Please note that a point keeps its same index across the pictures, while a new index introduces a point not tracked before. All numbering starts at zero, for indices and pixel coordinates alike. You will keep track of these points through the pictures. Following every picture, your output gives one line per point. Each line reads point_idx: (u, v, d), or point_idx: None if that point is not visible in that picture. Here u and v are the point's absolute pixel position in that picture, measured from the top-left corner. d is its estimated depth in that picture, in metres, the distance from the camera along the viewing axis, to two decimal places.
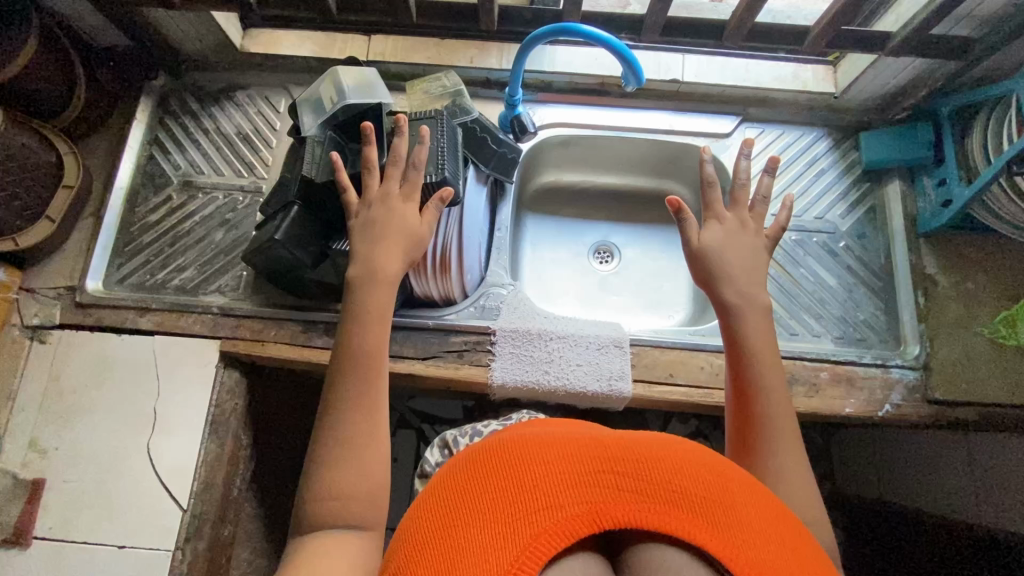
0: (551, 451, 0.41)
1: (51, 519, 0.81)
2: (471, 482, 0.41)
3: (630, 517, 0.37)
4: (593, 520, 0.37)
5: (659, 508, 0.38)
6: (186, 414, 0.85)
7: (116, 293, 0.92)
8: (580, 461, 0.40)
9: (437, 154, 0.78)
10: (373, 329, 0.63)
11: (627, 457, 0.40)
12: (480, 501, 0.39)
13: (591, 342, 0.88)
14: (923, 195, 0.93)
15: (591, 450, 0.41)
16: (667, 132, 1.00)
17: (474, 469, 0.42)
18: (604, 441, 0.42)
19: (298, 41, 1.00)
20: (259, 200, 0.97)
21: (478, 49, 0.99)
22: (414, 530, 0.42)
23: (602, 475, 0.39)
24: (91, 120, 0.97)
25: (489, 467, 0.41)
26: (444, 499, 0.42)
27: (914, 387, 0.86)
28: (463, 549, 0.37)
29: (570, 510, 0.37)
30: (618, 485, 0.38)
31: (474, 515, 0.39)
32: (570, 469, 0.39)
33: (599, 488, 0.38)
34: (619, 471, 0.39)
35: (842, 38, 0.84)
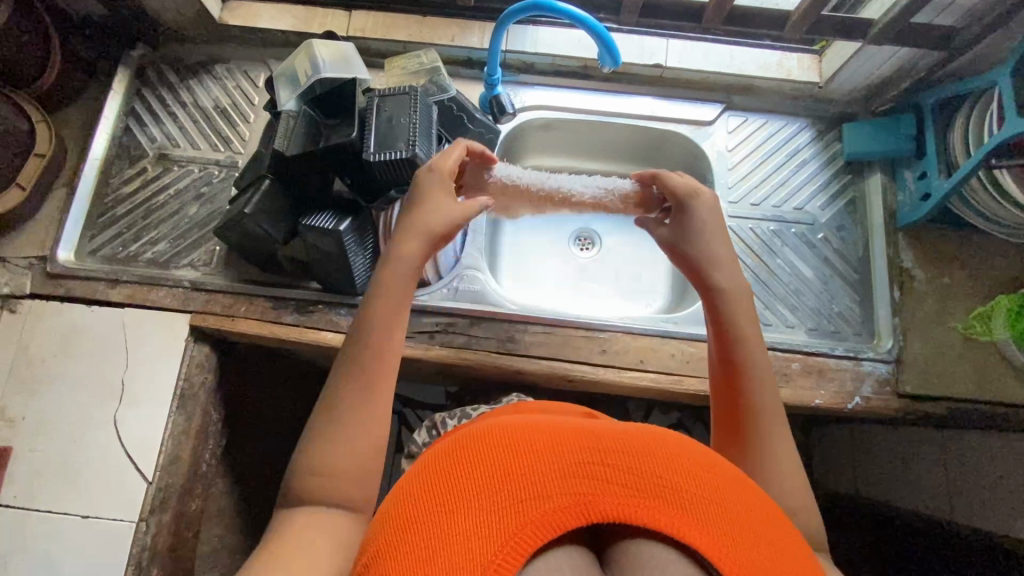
0: (538, 443, 0.41)
1: (16, 487, 0.81)
2: (453, 469, 0.41)
3: (619, 512, 0.37)
4: (583, 513, 0.37)
5: (648, 501, 0.38)
6: (155, 386, 0.85)
7: (88, 264, 0.91)
8: (571, 454, 0.40)
9: (408, 130, 0.77)
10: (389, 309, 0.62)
11: (615, 449, 0.40)
12: (467, 489, 0.39)
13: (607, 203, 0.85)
14: (903, 189, 0.92)
15: (577, 442, 0.41)
16: (649, 117, 0.99)
17: (463, 454, 0.42)
18: (591, 435, 0.42)
19: (278, 14, 0.99)
20: (235, 174, 0.96)
21: (459, 27, 0.97)
22: (395, 512, 0.42)
23: (591, 467, 0.39)
24: (66, 92, 0.96)
25: (475, 454, 0.41)
26: (425, 482, 0.42)
27: (885, 381, 0.86)
28: (446, 536, 0.37)
29: (557, 503, 0.37)
30: (609, 479, 0.39)
31: (461, 502, 0.39)
32: (560, 461, 0.39)
33: (588, 481, 0.38)
34: (607, 464, 0.39)
35: (823, 24, 0.83)
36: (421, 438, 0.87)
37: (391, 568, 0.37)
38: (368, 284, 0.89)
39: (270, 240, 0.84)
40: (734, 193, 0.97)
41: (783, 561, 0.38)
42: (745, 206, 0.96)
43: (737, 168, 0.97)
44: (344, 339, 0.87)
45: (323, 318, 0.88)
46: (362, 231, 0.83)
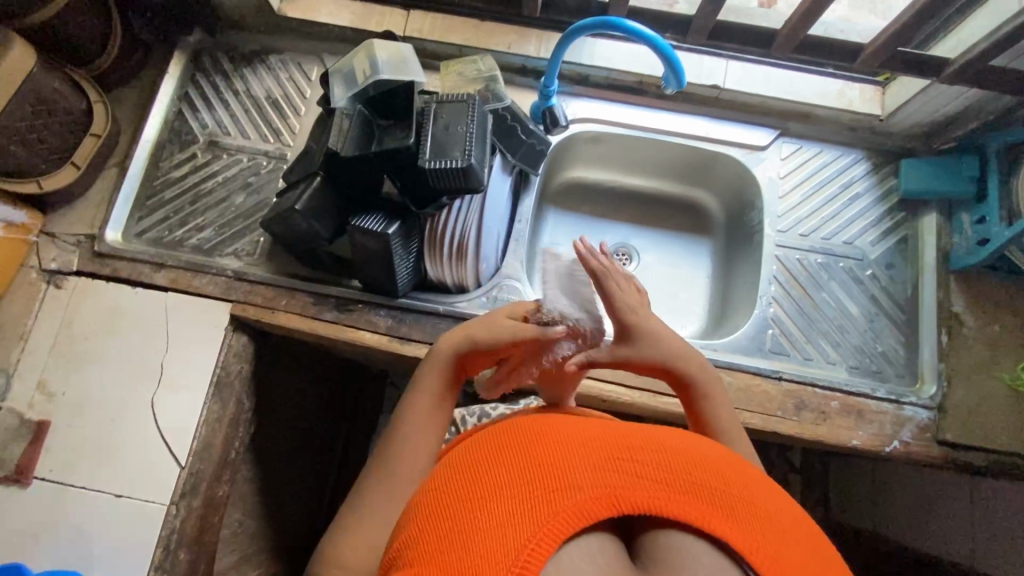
0: (570, 443, 0.44)
1: (52, 461, 0.83)
2: (488, 466, 0.45)
3: (648, 503, 0.39)
4: (613, 503, 0.39)
5: (675, 492, 0.40)
6: (193, 372, 0.86)
7: (133, 246, 0.92)
8: (602, 450, 0.43)
9: (464, 139, 0.77)
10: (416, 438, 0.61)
11: (643, 448, 0.44)
12: (503, 480, 0.43)
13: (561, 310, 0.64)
14: (959, 232, 0.90)
15: (608, 443, 0.44)
16: (701, 138, 0.97)
17: (499, 452, 0.46)
18: (620, 435, 0.45)
19: (336, 9, 0.99)
20: (282, 166, 0.96)
21: (516, 34, 0.96)
22: (432, 503, 0.45)
23: (621, 463, 0.42)
24: (122, 71, 0.97)
25: (514, 452, 0.45)
26: (462, 477, 0.45)
27: (925, 426, 0.84)
28: (481, 524, 0.39)
29: (589, 493, 0.40)
30: (638, 474, 0.41)
31: (497, 492, 0.42)
32: (591, 458, 0.42)
33: (618, 474, 0.41)
34: (636, 461, 0.42)
35: (896, 59, 0.81)
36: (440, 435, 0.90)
37: (429, 554, 0.40)
38: (408, 287, 0.89)
39: (316, 236, 0.85)
40: (783, 222, 0.95)
41: (803, 555, 0.40)
42: (794, 236, 0.94)
43: (788, 196, 0.96)
44: (381, 340, 0.87)
45: (362, 317, 0.88)
46: (408, 237, 0.82)
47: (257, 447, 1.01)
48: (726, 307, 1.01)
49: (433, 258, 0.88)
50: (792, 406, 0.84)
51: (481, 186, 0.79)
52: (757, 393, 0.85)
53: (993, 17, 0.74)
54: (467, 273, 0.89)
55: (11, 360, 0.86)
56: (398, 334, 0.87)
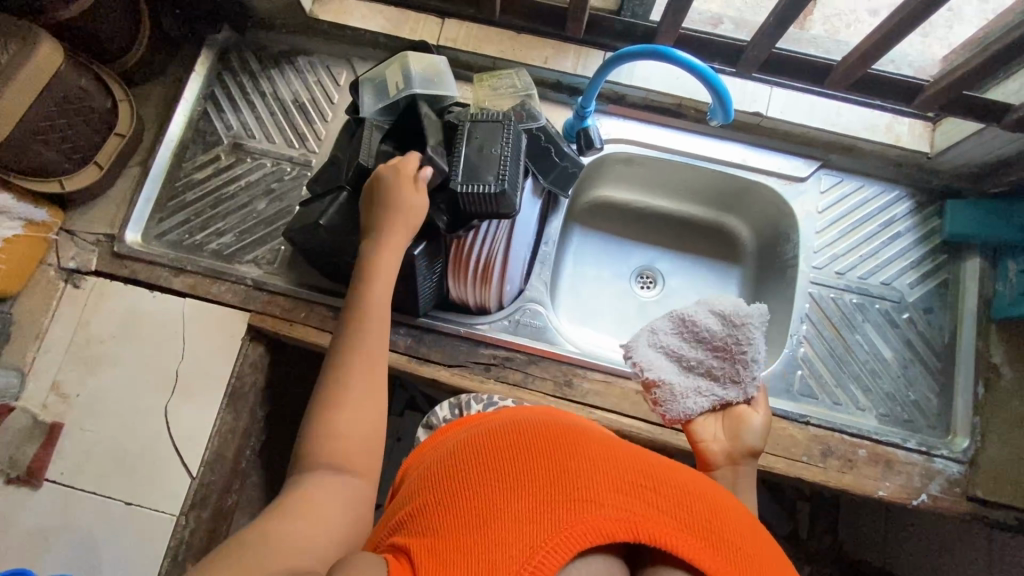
0: (594, 456, 0.43)
1: (63, 464, 0.82)
2: (509, 454, 0.44)
3: (665, 538, 0.38)
4: (632, 528, 0.37)
5: (691, 535, 0.38)
6: (208, 381, 0.85)
7: (153, 248, 0.91)
8: (625, 475, 0.42)
9: (498, 162, 0.74)
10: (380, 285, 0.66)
11: (667, 482, 0.42)
12: (521, 477, 0.41)
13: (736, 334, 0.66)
14: (1003, 279, 0.87)
15: (633, 468, 0.43)
16: (739, 166, 0.94)
17: (519, 449, 0.45)
18: (643, 465, 0.44)
19: (369, 13, 0.95)
20: (307, 174, 0.94)
21: (553, 49, 0.92)
22: (445, 484, 0.44)
23: (642, 492, 0.40)
24: (148, 68, 0.95)
25: (536, 450, 0.44)
26: (482, 461, 0.44)
27: (956, 481, 0.81)
28: (496, 508, 0.39)
29: (609, 513, 0.38)
30: (658, 505, 0.40)
31: (514, 487, 0.40)
32: (614, 477, 0.41)
33: (640, 501, 0.39)
34: (658, 493, 0.41)
35: (955, 103, 0.77)
36: (443, 412, 0.77)
37: (441, 532, 0.39)
38: (429, 306, 0.87)
39: (339, 251, 0.82)
40: (820, 258, 0.92)
41: None
42: (829, 273, 0.91)
43: (825, 231, 0.92)
44: (399, 359, 0.85)
45: None
46: (434, 256, 0.80)
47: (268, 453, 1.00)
48: None
49: (457, 276, 0.85)
50: (818, 452, 0.82)
51: (514, 211, 0.76)
52: (782, 437, 0.82)
53: None
54: (490, 293, 0.87)
55: (25, 360, 0.85)
56: (416, 355, 0.85)
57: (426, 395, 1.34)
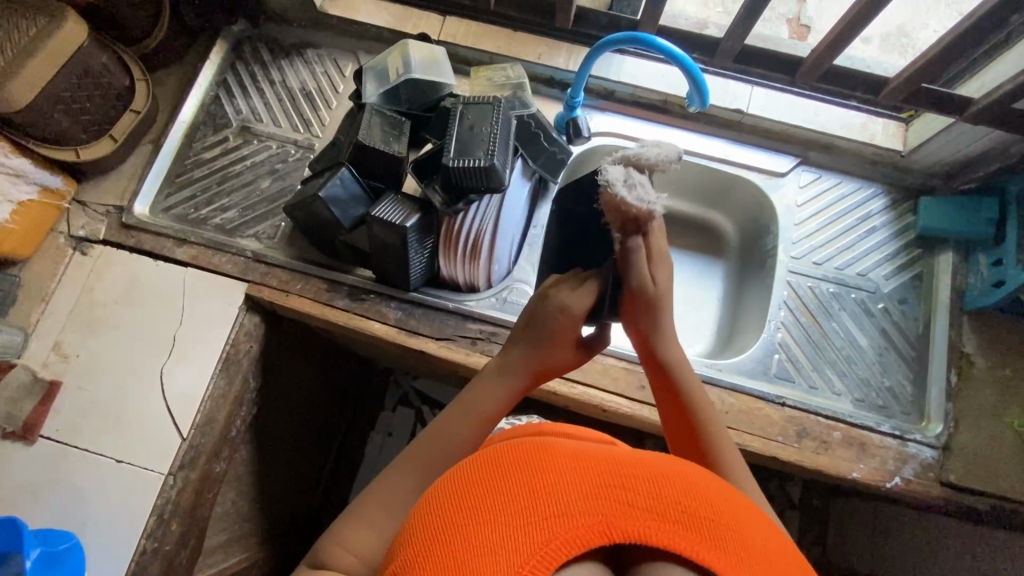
0: (557, 458, 0.38)
1: (59, 422, 0.84)
2: (474, 473, 0.39)
3: (641, 533, 0.34)
4: (605, 532, 0.34)
5: (668, 523, 0.35)
6: (203, 347, 0.88)
7: (159, 220, 0.95)
8: (591, 471, 0.37)
9: (488, 140, 0.78)
10: (461, 425, 0.62)
11: (639, 473, 0.37)
12: (484, 502, 0.37)
13: (645, 201, 0.61)
14: (975, 272, 0.90)
15: (599, 461, 0.38)
16: (721, 160, 0.99)
17: (479, 469, 0.40)
18: (611, 455, 0.39)
19: (375, 10, 1.02)
20: (310, 156, 0.99)
21: (547, 46, 0.98)
22: (417, 518, 0.40)
23: (612, 490, 0.36)
24: (167, 54, 1.02)
25: (495, 464, 0.39)
26: (446, 490, 0.40)
27: (929, 465, 0.82)
28: (467, 543, 0.35)
29: (580, 519, 0.34)
30: (631, 502, 0.36)
31: (477, 515, 0.36)
32: (580, 477, 0.37)
33: (611, 499, 0.36)
34: (630, 488, 0.36)
35: (919, 96, 0.81)
36: None
37: None
38: (420, 282, 0.90)
39: (336, 225, 0.86)
40: (798, 249, 0.95)
41: None
42: (807, 263, 0.94)
43: (805, 224, 0.96)
44: (389, 331, 0.89)
45: (373, 308, 0.90)
46: (426, 231, 0.85)
47: (258, 428, 1.02)
48: (734, 331, 1.00)
49: (448, 254, 0.89)
50: (794, 433, 0.84)
51: (503, 187, 0.80)
52: (758, 416, 0.84)
53: (1019, 61, 0.74)
54: (479, 272, 0.90)
55: (30, 321, 0.88)
56: (405, 327, 0.88)
57: (418, 390, 1.37)
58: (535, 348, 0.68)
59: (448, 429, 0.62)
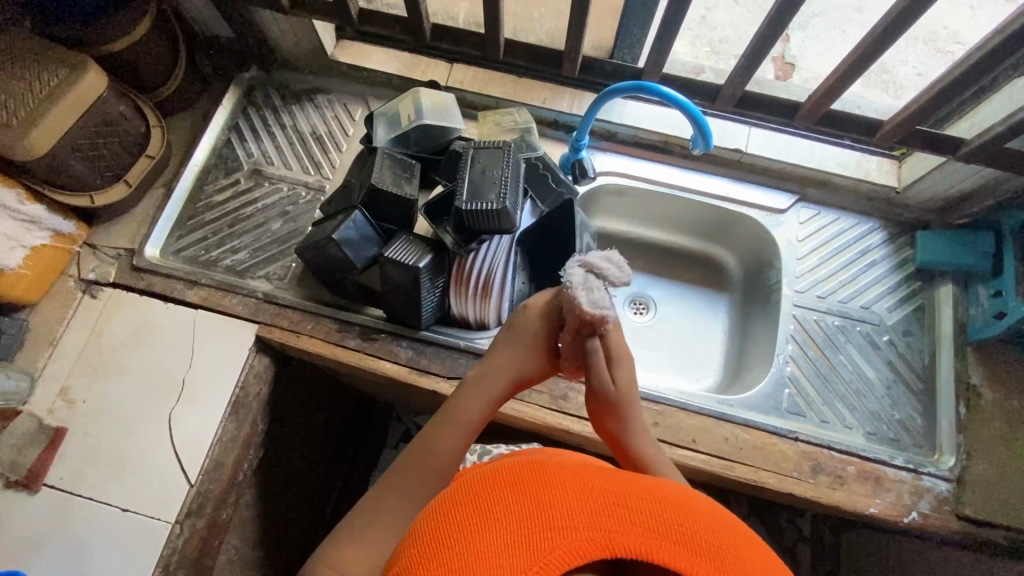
0: (565, 478, 0.39)
1: (63, 470, 0.83)
2: (484, 488, 0.41)
3: (643, 549, 0.34)
4: (608, 546, 0.35)
5: (668, 542, 0.35)
6: (213, 389, 0.87)
7: (170, 262, 0.95)
8: (597, 491, 0.38)
9: (500, 183, 0.80)
10: (451, 438, 0.65)
11: (643, 496, 0.38)
12: (493, 514, 0.38)
13: (599, 306, 0.66)
14: (975, 303, 0.91)
15: (606, 483, 0.39)
16: (723, 198, 1.01)
17: (490, 484, 0.41)
18: (618, 477, 0.40)
19: (385, 57, 1.06)
20: (320, 198, 1.01)
21: (551, 90, 1.02)
22: (426, 530, 0.41)
23: (616, 507, 0.37)
24: (181, 100, 1.04)
25: (505, 479, 0.40)
26: (457, 500, 0.41)
27: (944, 499, 0.82)
28: (475, 550, 0.36)
29: (584, 533, 0.35)
30: (633, 520, 0.36)
31: (486, 527, 0.37)
32: (587, 497, 0.37)
33: (615, 516, 0.36)
34: (633, 507, 0.37)
35: (914, 137, 0.84)
36: None
37: None
38: (431, 321, 0.91)
39: (348, 265, 0.87)
40: (801, 283, 0.97)
41: None
42: (811, 296, 0.96)
43: (806, 259, 0.98)
44: (401, 371, 0.89)
45: (385, 347, 0.90)
46: (437, 271, 0.86)
47: (263, 472, 1.00)
48: (741, 365, 1.01)
49: (459, 292, 0.89)
50: (808, 468, 0.83)
51: (514, 228, 0.82)
52: (772, 452, 0.84)
53: (1008, 103, 0.77)
54: (490, 310, 0.91)
55: (37, 366, 0.87)
56: (416, 367, 0.89)
57: (419, 427, 1.34)
58: (520, 357, 0.72)
59: (439, 442, 0.64)
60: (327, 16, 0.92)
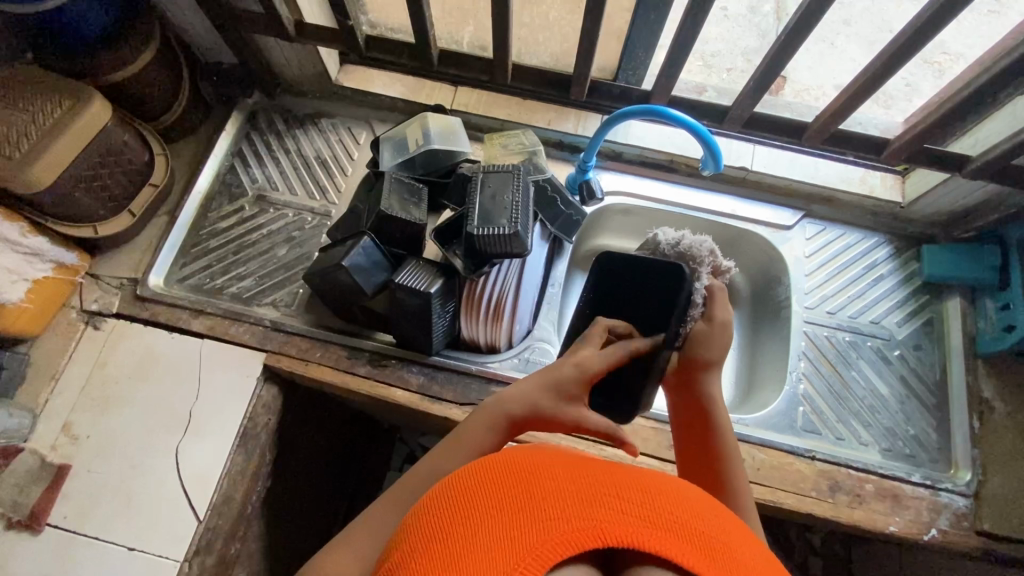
0: (554, 469, 0.36)
1: (67, 508, 0.80)
2: (468, 478, 0.37)
3: (635, 538, 0.31)
4: (597, 535, 0.31)
5: (662, 531, 0.32)
6: (220, 421, 0.85)
7: (174, 291, 0.94)
8: (585, 481, 0.35)
9: (511, 207, 0.80)
10: (456, 458, 0.60)
11: (634, 486, 0.35)
12: (475, 511, 0.34)
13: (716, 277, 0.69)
14: (983, 317, 0.92)
15: (596, 474, 0.36)
16: (729, 215, 1.02)
17: (471, 480, 0.37)
18: (605, 468, 0.37)
19: (389, 81, 1.06)
20: (326, 223, 1.00)
21: (556, 112, 1.03)
22: (409, 524, 0.37)
23: (606, 496, 0.33)
24: (184, 127, 1.04)
25: (488, 475, 0.37)
26: (436, 501, 0.37)
27: (964, 515, 0.81)
28: (454, 551, 0.32)
29: (573, 523, 0.32)
30: (624, 508, 0.33)
31: (466, 526, 0.33)
32: (575, 487, 0.34)
33: (606, 504, 0.33)
34: (623, 497, 0.34)
35: (919, 155, 0.85)
36: None
37: None
38: (442, 346, 0.90)
39: (358, 291, 0.86)
40: (810, 299, 0.97)
41: None
42: (821, 312, 0.96)
43: (815, 275, 0.98)
44: (412, 398, 0.87)
45: (395, 374, 0.89)
46: (448, 296, 0.85)
47: (271, 502, 0.98)
48: (752, 383, 1.01)
49: (469, 316, 0.89)
50: (826, 487, 0.83)
51: (526, 251, 0.81)
52: (790, 472, 0.83)
53: (1011, 122, 0.78)
54: (501, 332, 0.90)
55: (39, 401, 0.85)
56: (428, 394, 0.87)
57: (425, 448, 1.34)
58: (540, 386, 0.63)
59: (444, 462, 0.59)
60: (333, 43, 0.92)
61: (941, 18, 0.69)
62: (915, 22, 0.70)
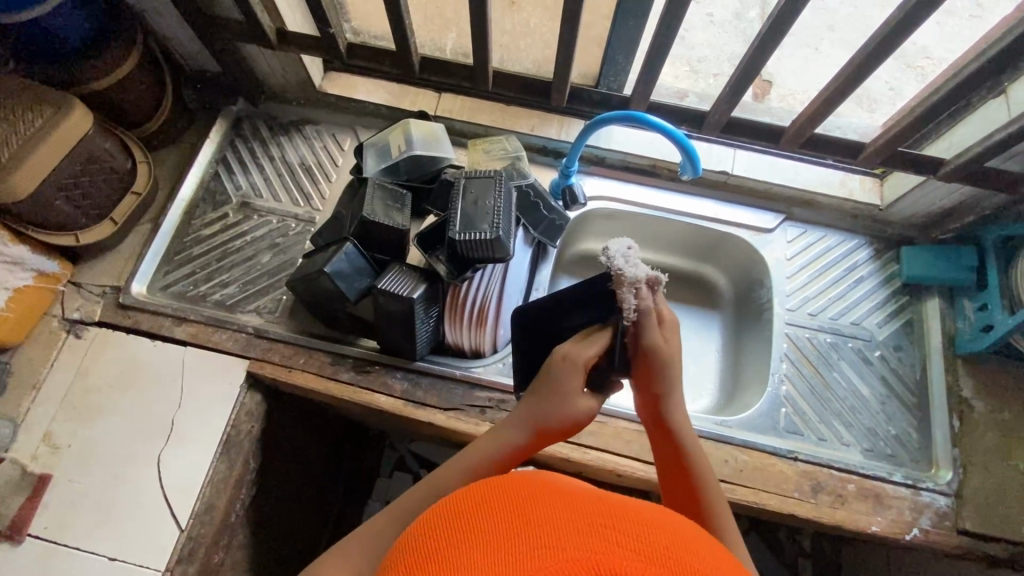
0: (557, 496, 0.35)
1: (48, 518, 0.80)
2: (468, 500, 0.37)
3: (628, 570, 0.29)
4: (590, 566, 0.30)
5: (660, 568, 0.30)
6: (203, 428, 0.85)
7: (158, 299, 0.94)
8: (582, 510, 0.34)
9: (492, 213, 0.80)
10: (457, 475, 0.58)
11: (635, 520, 0.33)
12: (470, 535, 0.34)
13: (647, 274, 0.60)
14: (962, 317, 0.93)
15: (598, 504, 0.35)
16: (712, 219, 1.03)
17: (470, 502, 0.37)
18: (608, 498, 0.36)
19: (373, 88, 1.07)
20: (310, 229, 1.00)
21: (539, 118, 1.04)
22: (407, 541, 0.37)
23: (603, 527, 0.32)
24: (168, 134, 1.04)
25: (487, 500, 0.36)
26: (434, 520, 0.37)
27: (945, 514, 0.82)
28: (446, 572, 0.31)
29: (568, 553, 0.30)
30: (620, 540, 0.31)
31: (460, 550, 0.33)
32: (574, 517, 0.33)
33: (601, 535, 0.32)
34: (621, 529, 0.32)
35: (895, 159, 0.87)
36: None
37: None
38: (426, 351, 0.90)
39: (341, 298, 0.86)
40: (792, 301, 0.98)
41: None
42: (803, 314, 0.97)
43: (796, 277, 0.99)
44: (395, 404, 0.87)
45: (379, 380, 0.89)
46: (431, 301, 0.85)
47: (257, 510, 0.97)
48: (736, 385, 1.01)
49: (454, 321, 0.89)
50: (809, 488, 0.83)
51: (508, 256, 0.81)
52: (772, 473, 0.84)
53: (984, 125, 0.80)
54: (486, 337, 0.91)
55: (20, 411, 0.85)
56: (412, 399, 0.87)
57: (415, 453, 1.34)
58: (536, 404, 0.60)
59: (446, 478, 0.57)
60: (315, 51, 0.93)
61: (911, 24, 0.70)
62: (886, 27, 0.72)
